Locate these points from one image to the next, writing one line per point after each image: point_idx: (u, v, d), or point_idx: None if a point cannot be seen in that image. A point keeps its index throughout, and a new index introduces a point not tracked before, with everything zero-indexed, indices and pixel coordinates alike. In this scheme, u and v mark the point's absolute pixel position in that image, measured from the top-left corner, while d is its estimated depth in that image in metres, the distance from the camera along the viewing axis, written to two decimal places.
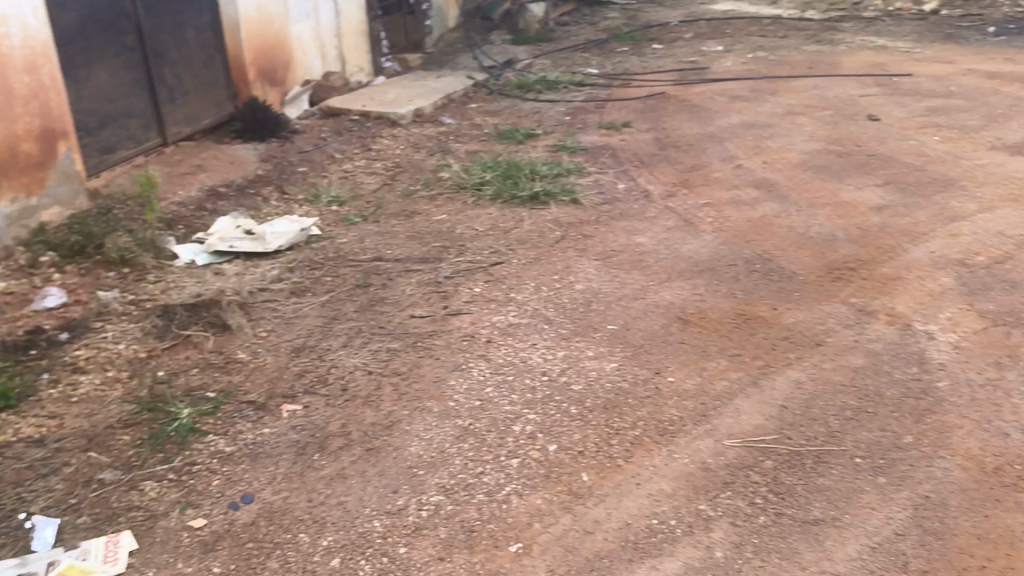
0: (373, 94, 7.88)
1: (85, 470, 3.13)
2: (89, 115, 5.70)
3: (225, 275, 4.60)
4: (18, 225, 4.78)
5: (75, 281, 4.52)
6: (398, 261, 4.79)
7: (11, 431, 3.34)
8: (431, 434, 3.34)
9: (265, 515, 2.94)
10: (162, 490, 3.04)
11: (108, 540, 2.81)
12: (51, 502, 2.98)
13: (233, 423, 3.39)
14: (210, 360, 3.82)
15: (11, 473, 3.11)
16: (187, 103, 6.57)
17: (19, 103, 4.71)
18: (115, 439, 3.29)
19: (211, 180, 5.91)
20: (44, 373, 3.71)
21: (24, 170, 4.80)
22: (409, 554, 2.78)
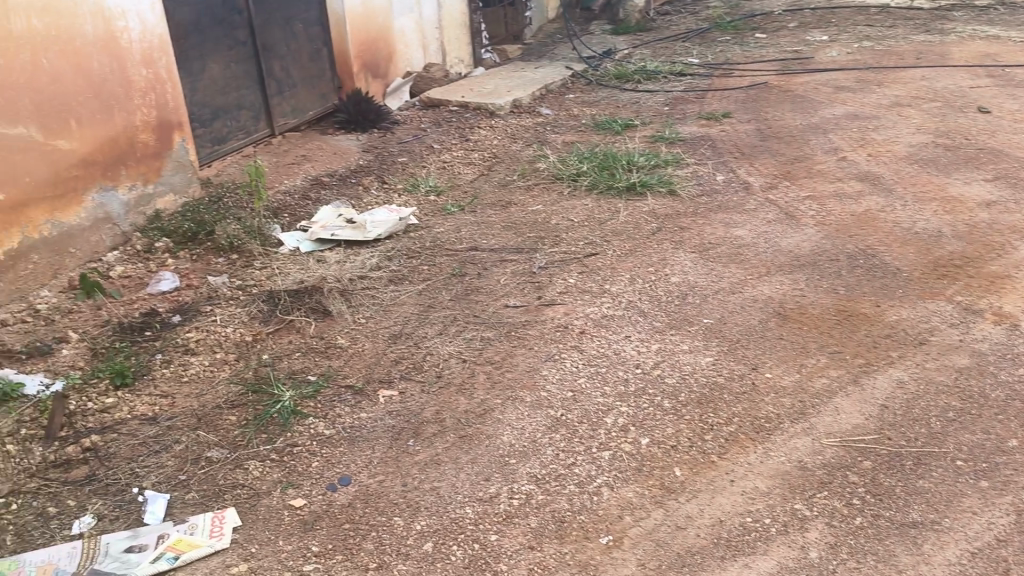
0: (473, 85, 7.96)
1: (193, 448, 3.27)
2: (203, 107, 5.92)
3: (327, 262, 4.73)
4: (136, 212, 5.01)
5: (187, 267, 4.72)
6: (494, 251, 4.84)
7: (127, 408, 3.52)
8: (523, 423, 3.37)
9: (362, 498, 3.02)
10: (265, 469, 3.16)
11: (214, 516, 2.93)
12: (162, 477, 3.13)
13: (332, 407, 3.50)
14: (311, 344, 3.94)
15: (126, 449, 3.28)
16: (294, 95, 6.76)
17: (138, 95, 4.93)
18: (222, 419, 3.43)
19: (316, 170, 6.08)
20: (158, 354, 3.89)
21: (142, 159, 5.02)
22: (501, 542, 2.81)
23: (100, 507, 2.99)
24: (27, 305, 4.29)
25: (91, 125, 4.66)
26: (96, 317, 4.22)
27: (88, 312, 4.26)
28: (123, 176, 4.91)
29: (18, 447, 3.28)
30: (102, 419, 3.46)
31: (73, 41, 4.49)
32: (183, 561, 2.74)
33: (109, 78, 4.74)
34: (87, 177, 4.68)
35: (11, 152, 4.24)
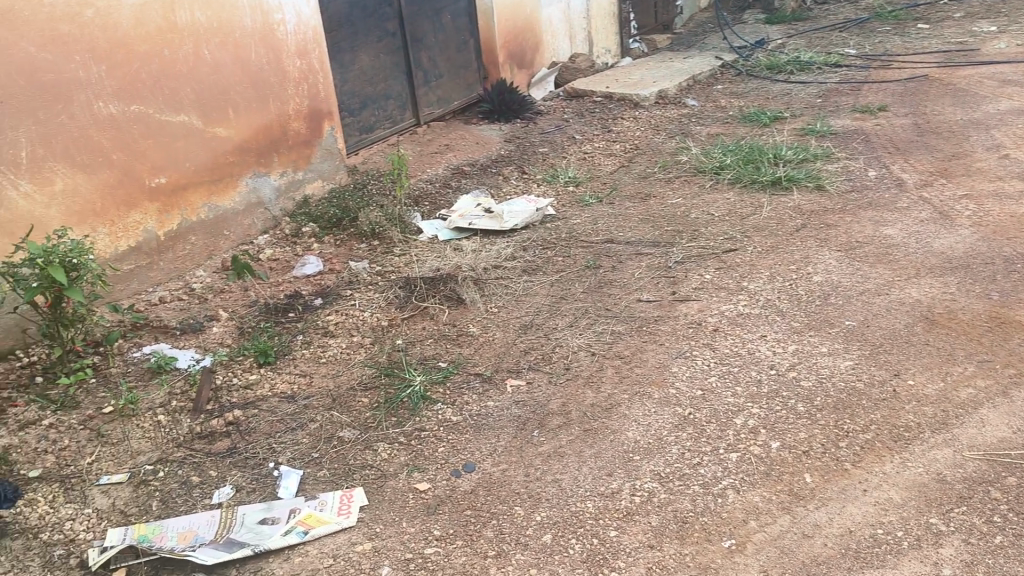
0: (618, 75, 7.89)
1: (327, 427, 3.39)
2: (352, 97, 6.11)
3: (463, 250, 4.80)
4: (286, 197, 5.22)
5: (331, 252, 4.89)
6: (630, 244, 4.79)
7: (268, 386, 3.68)
8: (650, 420, 3.33)
9: (484, 485, 3.06)
10: (393, 452, 3.24)
11: (342, 494, 3.03)
12: (296, 454, 3.26)
13: (461, 394, 3.55)
14: (443, 332, 4.01)
15: (266, 425, 3.43)
16: (440, 85, 6.88)
17: (292, 85, 5.13)
18: (355, 400, 3.54)
19: (458, 160, 6.17)
20: (299, 335, 4.05)
21: (293, 147, 5.22)
22: (620, 538, 2.79)
23: (239, 479, 3.15)
24: (183, 284, 4.55)
25: (247, 113, 4.88)
26: (245, 298, 4.43)
27: (238, 293, 4.48)
28: (275, 163, 5.11)
29: (168, 418, 3.49)
30: (245, 394, 3.63)
31: (233, 33, 4.71)
32: (311, 536, 2.85)
33: (265, 69, 4.95)
34: (242, 163, 4.90)
35: (173, 138, 4.49)
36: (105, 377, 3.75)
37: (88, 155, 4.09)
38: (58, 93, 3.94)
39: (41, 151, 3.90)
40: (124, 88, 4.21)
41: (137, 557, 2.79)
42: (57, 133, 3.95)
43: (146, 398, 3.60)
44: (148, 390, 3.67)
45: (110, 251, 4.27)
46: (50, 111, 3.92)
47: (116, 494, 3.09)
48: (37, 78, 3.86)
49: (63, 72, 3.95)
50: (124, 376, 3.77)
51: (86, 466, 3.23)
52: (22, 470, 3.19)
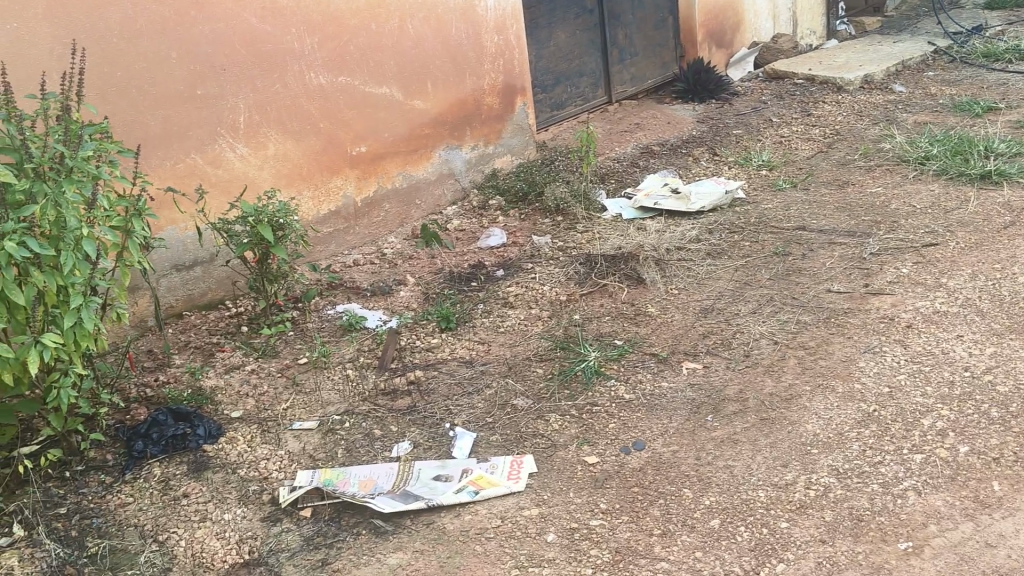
0: (821, 58, 7.58)
1: (503, 394, 3.49)
2: (546, 73, 6.19)
3: (647, 230, 4.78)
4: (476, 170, 5.37)
5: (516, 225, 4.99)
6: (822, 232, 4.63)
7: (449, 350, 3.82)
8: (831, 414, 3.23)
9: (654, 465, 3.06)
10: (564, 424, 3.30)
11: (513, 460, 3.12)
12: (471, 417, 3.38)
13: (635, 372, 3.57)
14: (622, 310, 4.03)
15: (445, 387, 3.57)
16: (635, 64, 6.84)
17: (489, 61, 5.25)
18: (531, 370, 3.63)
19: (647, 139, 6.14)
20: (481, 303, 4.17)
21: (486, 122, 5.35)
22: (791, 530, 2.73)
23: (417, 436, 3.30)
24: (376, 249, 4.78)
25: (444, 87, 5.05)
26: (432, 264, 4.61)
27: (425, 259, 4.67)
28: (468, 136, 5.26)
29: (356, 373, 3.70)
30: (427, 356, 3.79)
31: (436, 9, 4.88)
32: (482, 496, 2.95)
33: (464, 44, 5.09)
34: (437, 135, 5.07)
35: (375, 108, 4.71)
36: (302, 331, 4.01)
37: (298, 122, 4.36)
38: (275, 63, 4.22)
39: (257, 117, 4.19)
40: (334, 60, 4.46)
41: (322, 499, 2.98)
42: (272, 100, 4.24)
43: (337, 353, 3.83)
44: (339, 345, 3.90)
45: (312, 214, 4.54)
46: (267, 79, 4.20)
47: (305, 439, 3.32)
48: (257, 48, 4.14)
49: (281, 43, 4.22)
50: (318, 331, 4.02)
51: (280, 411, 3.48)
52: (226, 409, 3.48)
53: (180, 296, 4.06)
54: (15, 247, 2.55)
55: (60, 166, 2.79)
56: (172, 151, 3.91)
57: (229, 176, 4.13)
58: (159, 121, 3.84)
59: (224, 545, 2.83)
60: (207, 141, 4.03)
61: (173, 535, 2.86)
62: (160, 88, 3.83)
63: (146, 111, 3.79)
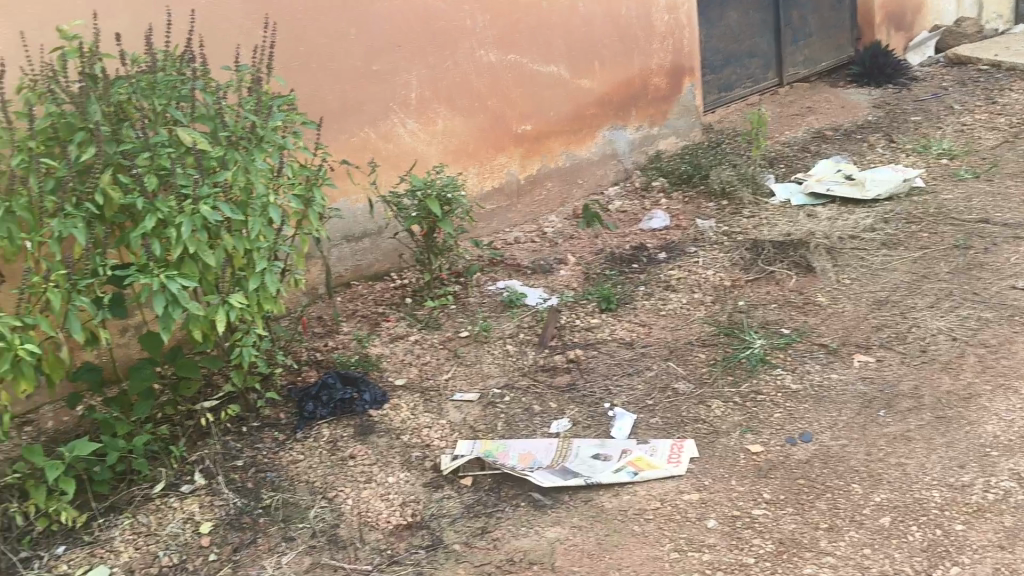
0: (1010, 42, 7.10)
1: (663, 377, 3.45)
2: (716, 54, 6.05)
3: (817, 218, 4.61)
4: (641, 151, 5.30)
5: (679, 208, 4.91)
6: (1009, 225, 4.33)
7: (608, 330, 3.80)
8: (1016, 416, 3.02)
9: (821, 458, 2.96)
10: (727, 411, 3.23)
11: (674, 444, 3.08)
12: (631, 398, 3.35)
13: (803, 362, 3.45)
14: (789, 298, 3.90)
15: (605, 366, 3.56)
16: (808, 46, 6.60)
17: (657, 40, 5.18)
18: (693, 355, 3.57)
19: (819, 124, 5.91)
20: (642, 285, 4.13)
21: (652, 102, 5.28)
22: (967, 534, 2.58)
23: (576, 414, 3.30)
24: (537, 227, 4.81)
25: (612, 67, 5.01)
26: (592, 245, 4.59)
27: (586, 239, 4.66)
28: (633, 117, 5.20)
29: (516, 348, 3.73)
30: (587, 335, 3.79)
31: None
32: (642, 477, 2.93)
33: (633, 24, 5.04)
34: (602, 115, 5.05)
35: (543, 87, 4.73)
36: (464, 305, 4.08)
37: (467, 99, 4.43)
38: (448, 40, 4.29)
39: (429, 93, 4.28)
40: (504, 38, 4.50)
41: (481, 469, 3.03)
42: (443, 77, 4.31)
43: (498, 328, 3.88)
44: (500, 321, 3.94)
45: (477, 190, 4.60)
46: (439, 57, 4.28)
47: (466, 410, 3.37)
48: (431, 25, 4.22)
49: (454, 21, 4.30)
50: (480, 306, 4.07)
51: (443, 382, 3.55)
52: (390, 376, 3.58)
53: (349, 266, 4.20)
54: (210, 211, 2.67)
55: (252, 135, 2.91)
56: (348, 125, 4.03)
57: (400, 150, 4.23)
58: (338, 96, 3.97)
59: (388, 506, 2.90)
60: (381, 116, 4.14)
61: (341, 492, 2.96)
62: (340, 64, 3.95)
63: (326, 85, 3.92)
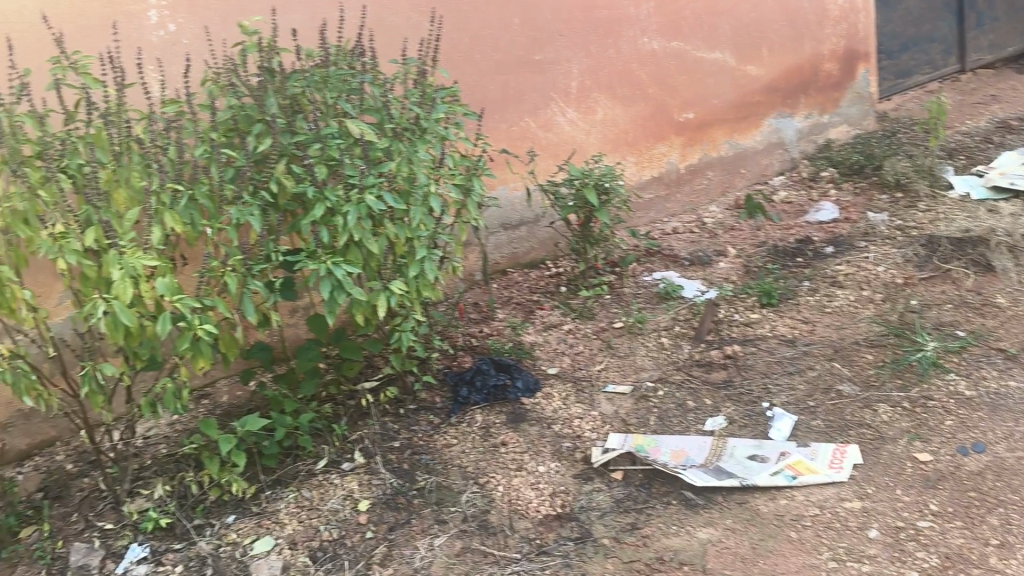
0: None
1: (826, 378, 3.32)
2: (893, 38, 5.73)
3: (1001, 213, 4.31)
4: (808, 140, 5.10)
5: (848, 200, 4.69)
6: None
7: (768, 327, 3.69)
8: None
9: (995, 471, 2.77)
10: (894, 416, 3.07)
11: (835, 448, 2.95)
12: (791, 399, 3.24)
13: (979, 367, 3.24)
14: (966, 298, 3.66)
15: (764, 364, 3.46)
16: (995, 29, 6.17)
17: (830, 25, 4.96)
18: (859, 355, 3.41)
19: (1005, 113, 5.52)
20: (806, 281, 3.99)
21: (822, 89, 5.06)
22: None
23: (732, 412, 3.22)
24: (696, 218, 4.71)
25: (780, 53, 4.83)
26: (754, 237, 4.46)
27: (748, 231, 4.53)
28: (801, 105, 5.01)
29: (671, 342, 3.68)
30: (745, 331, 3.69)
31: None
32: (800, 482, 2.83)
33: (804, 8, 4.84)
34: (768, 103, 4.88)
35: (707, 74, 4.62)
36: (618, 296, 4.05)
37: (627, 87, 4.38)
38: (610, 28, 4.25)
39: (589, 82, 4.26)
40: (668, 26, 4.42)
41: (633, 464, 3.00)
42: (604, 66, 4.28)
43: (653, 320, 3.83)
44: (655, 313, 3.89)
45: (635, 179, 4.55)
46: (601, 45, 4.25)
47: (619, 403, 3.35)
48: (594, 14, 4.20)
49: (618, 9, 4.25)
50: (635, 297, 4.03)
51: (595, 372, 3.54)
52: (543, 365, 3.60)
53: (505, 254, 4.24)
54: (375, 200, 2.75)
55: (415, 126, 2.97)
56: (509, 114, 4.06)
57: (560, 139, 4.23)
58: (500, 86, 4.00)
59: (538, 495, 2.92)
60: (542, 105, 4.15)
61: (493, 479, 3.00)
62: (503, 53, 3.98)
63: (488, 75, 3.95)
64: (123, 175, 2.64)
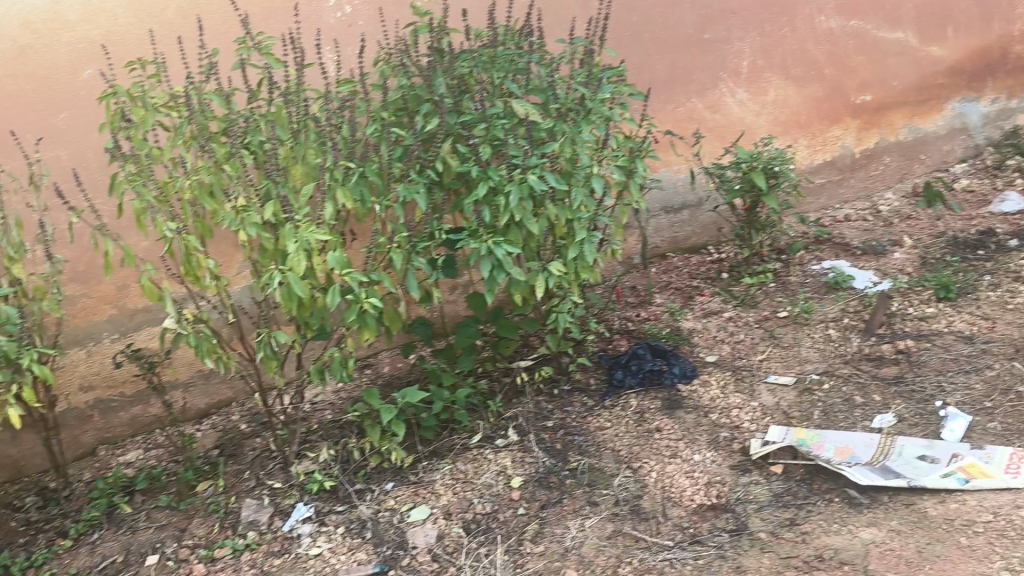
0: None
1: (1006, 377, 3.07)
2: None
3: None
4: (993, 125, 4.74)
5: None
6: None
7: (945, 321, 3.47)
8: None
9: None
10: None
11: (1013, 453, 2.73)
12: (967, 399, 3.04)
13: None
14: None
15: (937, 361, 3.26)
16: None
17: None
18: None
19: None
20: (988, 275, 3.73)
21: (1012, 73, 4.67)
22: None
23: (902, 409, 3.07)
24: (871, 205, 4.52)
25: (969, 32, 4.52)
26: (932, 227, 4.22)
27: (925, 221, 4.28)
28: (988, 89, 4.66)
29: (838, 334, 3.53)
30: (919, 325, 3.49)
31: None
32: (973, 486, 2.65)
33: None
34: (953, 86, 4.59)
35: (887, 55, 4.38)
36: (783, 284, 3.92)
37: (800, 68, 4.21)
38: (785, 7, 4.10)
39: (761, 62, 4.13)
40: (848, 3, 4.21)
41: (794, 458, 2.93)
42: (777, 45, 4.14)
43: (819, 310, 3.69)
44: (822, 303, 3.74)
45: (806, 163, 4.39)
46: (774, 25, 4.10)
47: (781, 395, 3.25)
48: None
49: None
50: (801, 286, 3.89)
51: (756, 362, 3.45)
52: (701, 352, 3.53)
53: (665, 237, 4.19)
54: (537, 180, 2.74)
55: (581, 107, 2.93)
56: (674, 94, 4.00)
57: (727, 120, 4.13)
58: (667, 65, 3.94)
59: (693, 484, 2.88)
60: (710, 86, 4.05)
61: (646, 465, 2.98)
62: (672, 33, 3.91)
63: (655, 56, 3.89)
64: (300, 152, 2.73)
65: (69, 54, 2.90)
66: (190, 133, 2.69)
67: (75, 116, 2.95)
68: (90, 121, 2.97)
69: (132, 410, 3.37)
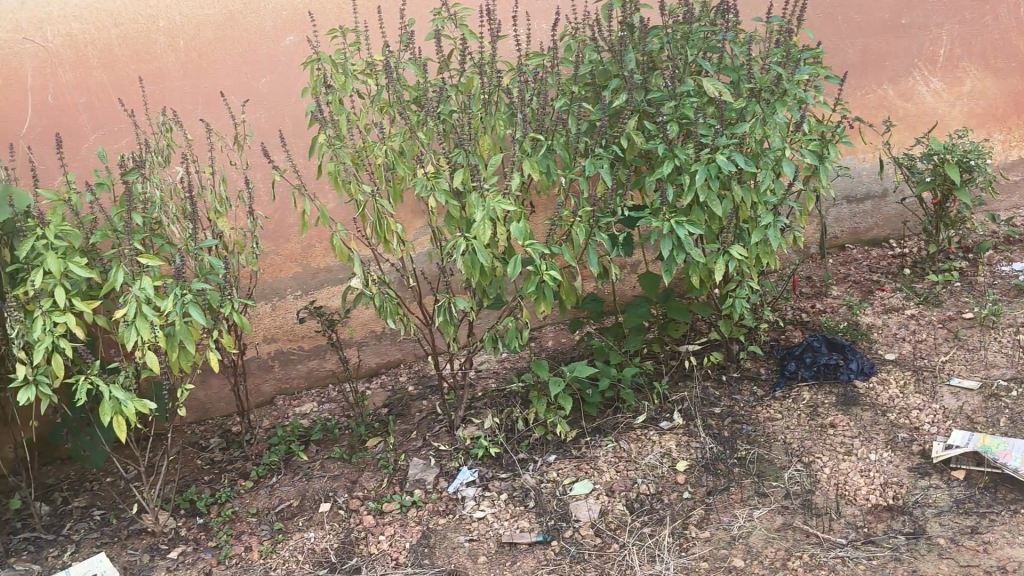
0: None
1: None
2: None
3: None
4: None
5: None
6: None
7: None
8: None
9: None
10: None
11: None
12: None
13: None
14: None
15: None
16: None
17: None
18: None
19: None
20: None
21: None
22: None
23: None
24: None
25: None
26: None
27: None
28: None
29: None
30: None
31: None
32: None
33: None
34: None
35: None
36: (970, 284, 3.72)
37: (1003, 57, 3.97)
38: None
39: (960, 50, 3.91)
40: None
41: (978, 465, 2.77)
42: (979, 33, 3.91)
43: (1010, 313, 3.48)
44: (1013, 307, 3.53)
45: (1001, 159, 4.14)
46: (976, 11, 3.88)
47: (965, 398, 3.09)
48: None
49: None
50: (990, 287, 3.68)
51: (939, 363, 3.29)
52: (880, 349, 3.40)
53: (845, 228, 4.05)
54: (725, 161, 2.68)
55: (776, 88, 2.85)
56: (866, 81, 3.83)
57: (920, 110, 3.93)
58: (859, 50, 3.78)
59: (868, 483, 2.78)
60: (903, 73, 3.87)
61: (818, 460, 2.89)
62: (866, 16, 3.75)
63: (847, 39, 3.75)
64: (490, 122, 2.78)
65: (273, 22, 3.08)
66: (387, 100, 2.76)
67: (274, 79, 3.12)
68: (290, 85, 3.14)
69: (309, 363, 3.53)
